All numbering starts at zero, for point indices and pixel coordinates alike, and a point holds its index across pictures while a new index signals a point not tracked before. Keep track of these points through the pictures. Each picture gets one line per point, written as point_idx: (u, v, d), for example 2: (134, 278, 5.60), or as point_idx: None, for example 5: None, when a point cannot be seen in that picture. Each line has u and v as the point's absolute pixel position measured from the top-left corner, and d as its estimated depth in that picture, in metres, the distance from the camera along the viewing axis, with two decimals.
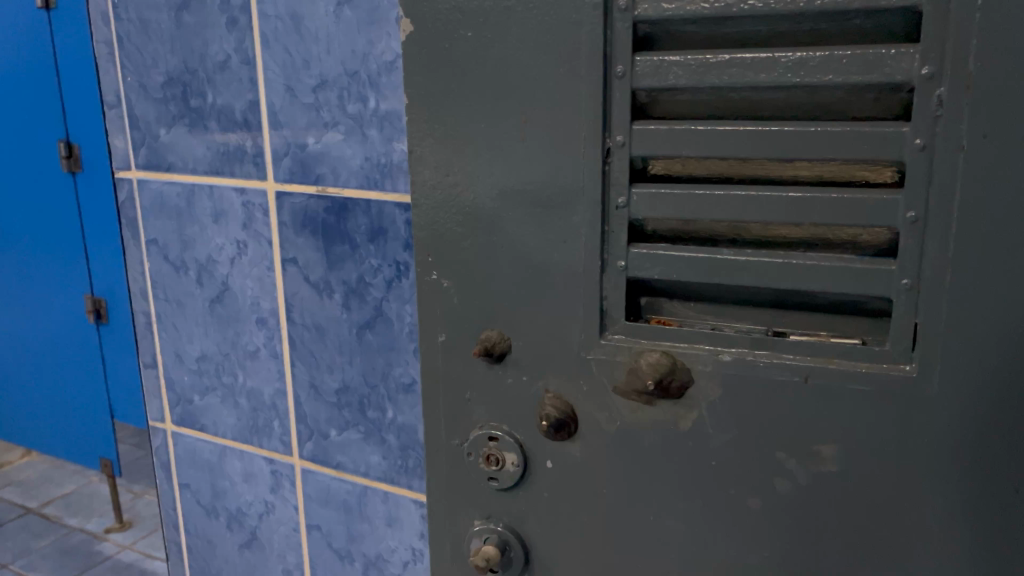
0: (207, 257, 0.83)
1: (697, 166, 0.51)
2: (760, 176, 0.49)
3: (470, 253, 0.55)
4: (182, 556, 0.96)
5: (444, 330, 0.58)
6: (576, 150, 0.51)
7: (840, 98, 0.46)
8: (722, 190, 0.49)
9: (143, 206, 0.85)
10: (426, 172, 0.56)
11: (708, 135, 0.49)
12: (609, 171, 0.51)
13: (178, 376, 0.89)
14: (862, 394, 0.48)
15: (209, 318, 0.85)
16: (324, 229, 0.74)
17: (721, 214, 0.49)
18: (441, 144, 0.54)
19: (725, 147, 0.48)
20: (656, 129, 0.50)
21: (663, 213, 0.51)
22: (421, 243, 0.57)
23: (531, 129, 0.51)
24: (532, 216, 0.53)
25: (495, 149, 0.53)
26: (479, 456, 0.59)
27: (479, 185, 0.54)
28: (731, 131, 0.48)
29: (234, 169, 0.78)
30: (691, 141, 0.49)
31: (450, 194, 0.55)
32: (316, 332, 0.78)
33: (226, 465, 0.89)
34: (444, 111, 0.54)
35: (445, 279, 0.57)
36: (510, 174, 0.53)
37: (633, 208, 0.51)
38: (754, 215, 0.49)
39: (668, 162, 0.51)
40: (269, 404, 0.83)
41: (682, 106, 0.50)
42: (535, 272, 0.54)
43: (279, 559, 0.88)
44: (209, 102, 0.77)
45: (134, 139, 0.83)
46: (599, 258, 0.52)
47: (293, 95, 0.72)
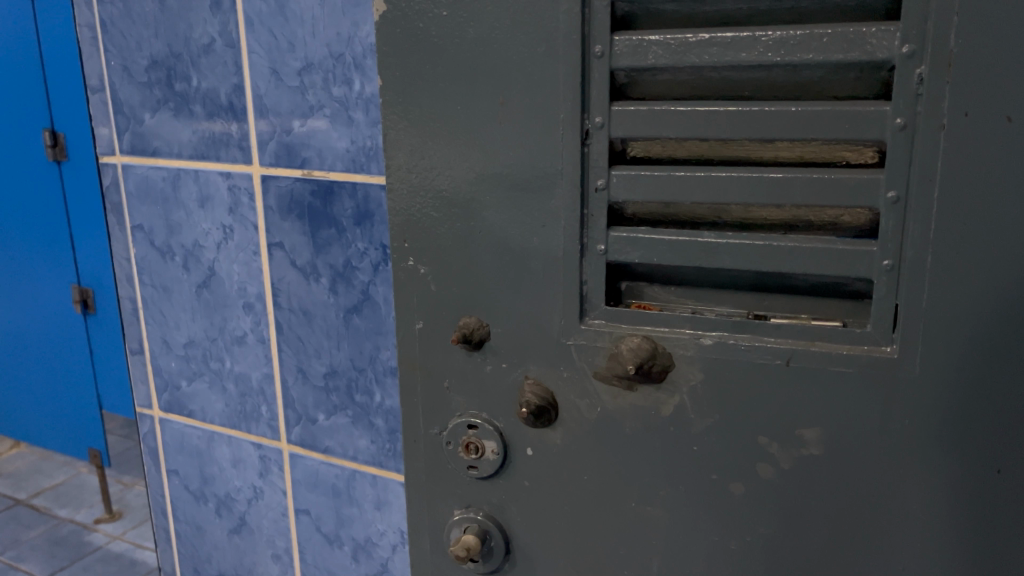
0: (193, 242, 0.82)
1: (678, 147, 0.50)
2: (741, 157, 0.49)
3: (449, 237, 0.55)
4: (171, 543, 0.96)
5: (421, 318, 0.57)
6: (555, 131, 0.50)
7: (821, 77, 0.46)
8: (703, 171, 0.49)
9: (129, 191, 0.84)
10: (404, 156, 0.55)
11: (688, 115, 0.48)
12: (589, 153, 0.50)
13: (164, 363, 0.88)
14: (844, 377, 0.47)
15: (196, 303, 0.84)
16: (311, 213, 0.74)
17: (702, 196, 0.49)
18: (421, 126, 0.54)
19: (705, 128, 0.48)
20: (636, 110, 0.49)
21: (643, 195, 0.50)
22: (397, 229, 0.56)
23: (509, 110, 0.51)
24: (511, 200, 0.52)
25: (473, 132, 0.52)
26: (458, 445, 0.58)
27: (458, 168, 0.53)
28: (711, 111, 0.47)
29: (220, 154, 0.77)
30: (671, 121, 0.48)
31: (427, 178, 0.55)
32: (302, 317, 0.77)
33: (215, 451, 0.88)
34: (422, 93, 0.53)
35: (422, 265, 0.56)
36: (488, 156, 0.52)
37: (612, 190, 0.51)
38: (735, 197, 0.48)
39: (648, 144, 0.51)
40: (257, 389, 0.83)
41: (662, 87, 0.49)
42: (514, 257, 0.53)
43: (269, 545, 0.87)
44: (194, 86, 0.76)
45: (118, 124, 0.82)
46: (579, 241, 0.52)
47: (278, 78, 0.72)
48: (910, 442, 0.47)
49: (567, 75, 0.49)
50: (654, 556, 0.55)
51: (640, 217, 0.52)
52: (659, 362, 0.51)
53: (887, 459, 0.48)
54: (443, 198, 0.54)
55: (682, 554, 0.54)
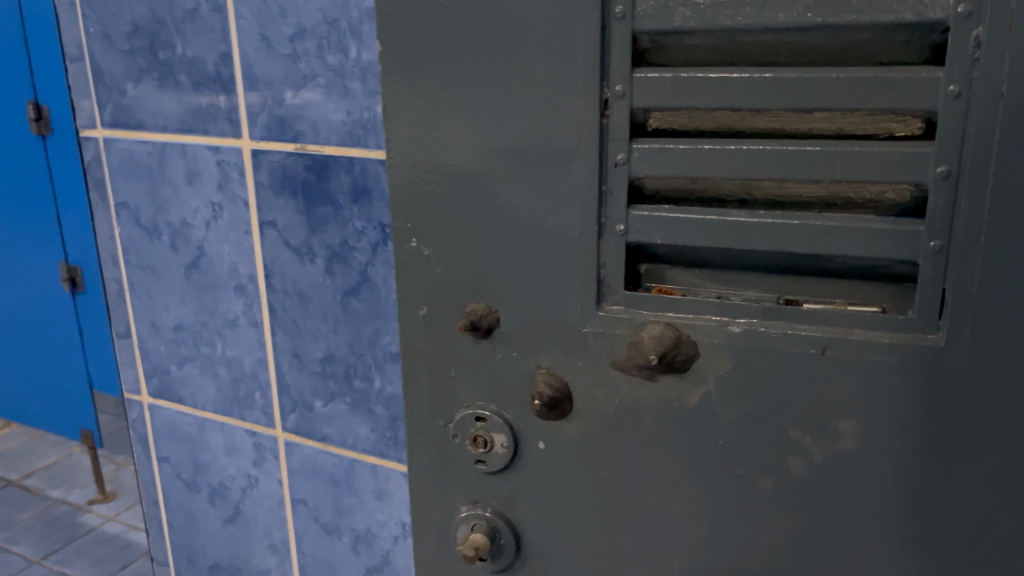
0: (181, 221, 0.78)
1: (705, 118, 0.46)
2: (775, 128, 0.45)
3: (455, 216, 0.51)
4: (163, 532, 0.92)
5: (425, 303, 0.53)
6: (572, 100, 0.46)
7: (865, 40, 0.42)
8: (732, 144, 0.45)
9: (111, 166, 0.80)
10: (406, 128, 0.51)
11: (718, 83, 0.44)
12: (608, 125, 0.47)
13: (153, 346, 0.84)
14: (885, 367, 0.44)
15: (185, 285, 0.80)
16: (305, 189, 0.69)
17: (731, 171, 0.45)
18: (423, 95, 0.49)
19: (736, 97, 0.44)
20: (660, 78, 0.45)
21: (666, 170, 0.47)
22: (399, 208, 0.52)
23: (521, 78, 0.47)
24: (523, 175, 0.48)
25: (481, 101, 0.48)
26: (465, 438, 0.55)
27: (463, 141, 0.49)
28: (743, 79, 0.43)
29: (208, 127, 0.73)
30: (698, 90, 0.45)
31: (431, 153, 0.50)
32: (297, 299, 0.73)
33: (208, 438, 0.84)
34: (426, 58, 0.49)
35: (426, 246, 0.52)
36: (498, 129, 0.48)
37: (634, 165, 0.47)
38: (768, 172, 0.44)
39: (673, 115, 0.47)
40: (251, 374, 0.79)
41: (688, 52, 0.45)
42: (526, 239, 0.49)
43: (265, 534, 0.84)
44: (179, 54, 0.72)
45: (99, 96, 0.77)
46: (598, 221, 0.48)
47: (269, 46, 0.67)
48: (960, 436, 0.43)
49: (586, 38, 0.45)
50: (676, 553, 0.52)
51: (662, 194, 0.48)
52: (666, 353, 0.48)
53: (929, 452, 0.44)
54: (449, 175, 0.50)
55: (706, 551, 0.51)
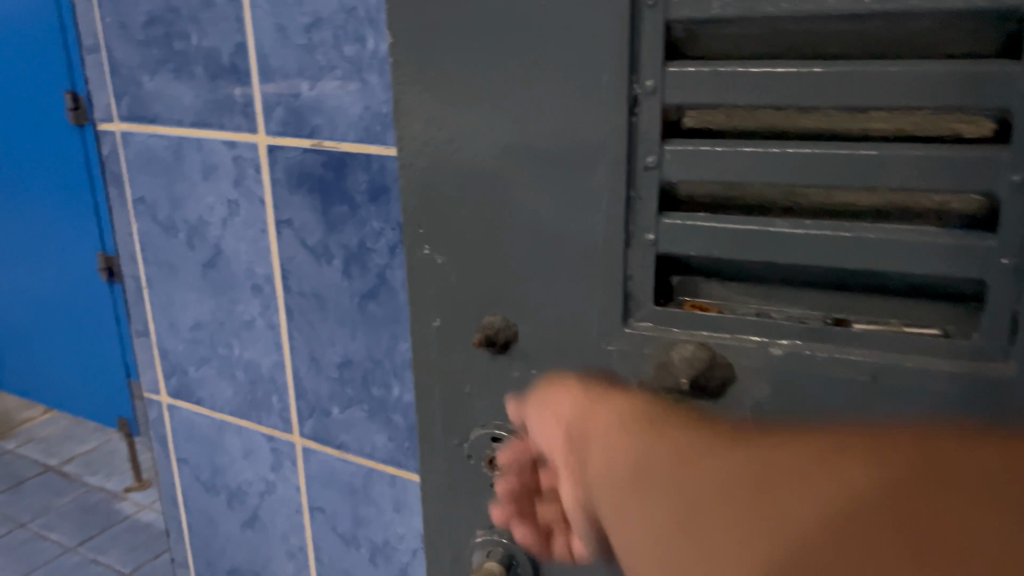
0: (198, 218, 0.75)
1: (746, 117, 0.42)
2: (824, 129, 0.40)
3: (470, 221, 0.47)
4: (182, 534, 0.90)
5: (438, 315, 0.50)
6: (598, 94, 0.42)
7: (929, 30, 0.37)
8: (775, 146, 0.40)
9: (129, 161, 0.77)
10: (416, 123, 0.47)
11: (761, 78, 0.39)
12: (637, 124, 0.42)
13: (172, 345, 0.82)
14: (945, 399, 0.39)
15: (202, 283, 0.77)
16: (322, 187, 0.66)
17: (774, 177, 0.40)
18: (435, 90, 0.46)
19: (782, 94, 0.39)
20: (696, 72, 0.41)
21: (701, 175, 0.42)
22: (410, 211, 0.49)
23: (541, 70, 0.43)
24: (544, 177, 0.45)
25: (499, 96, 0.44)
26: (481, 460, 0.51)
27: (479, 140, 0.46)
28: (789, 74, 0.39)
29: (224, 120, 0.70)
30: (739, 85, 0.40)
31: (444, 151, 0.47)
32: (315, 301, 0.70)
33: (226, 441, 0.82)
34: (438, 48, 0.45)
35: (438, 253, 0.49)
36: (516, 126, 0.44)
37: (665, 168, 0.43)
38: (816, 178, 0.40)
39: (709, 113, 0.42)
40: (268, 376, 0.76)
41: (728, 42, 0.41)
42: (546, 244, 0.45)
43: (283, 541, 0.82)
44: (194, 45, 0.69)
45: (116, 88, 0.75)
46: (625, 226, 0.44)
47: (285, 36, 0.64)
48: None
49: (613, 26, 0.41)
50: None
51: (696, 200, 0.44)
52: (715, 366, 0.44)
53: None
54: (464, 175, 0.47)
55: None
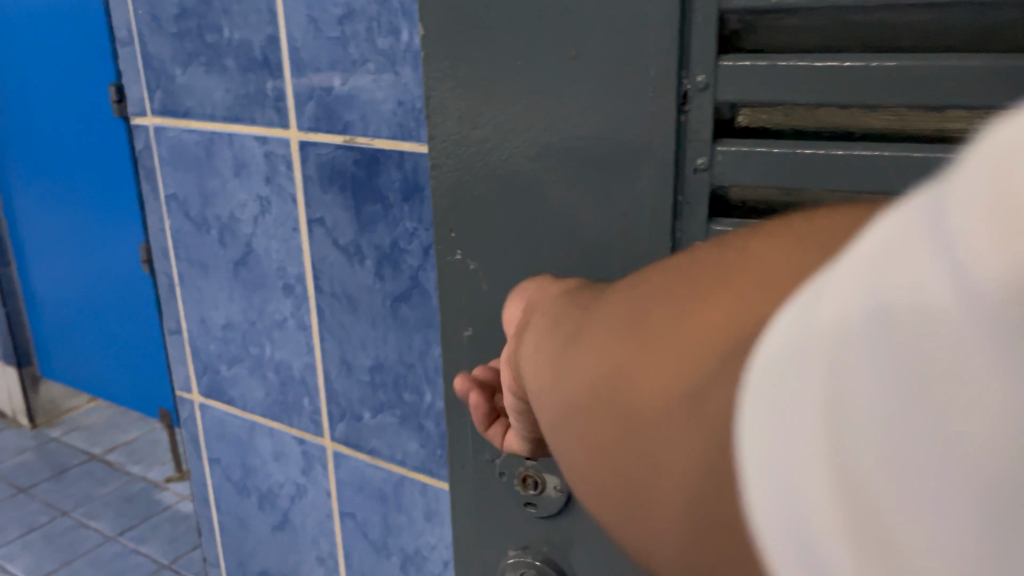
0: (229, 215, 0.73)
1: (807, 116, 0.39)
2: (893, 128, 0.37)
3: (504, 223, 0.47)
4: (214, 533, 0.89)
5: (469, 325, 0.49)
6: (642, 94, 0.40)
7: (1016, 21, 0.33)
8: (838, 147, 0.37)
9: (161, 156, 0.76)
10: (450, 124, 0.47)
11: (822, 73, 0.36)
12: (687, 122, 0.40)
13: (204, 344, 0.81)
14: None
15: (234, 282, 0.75)
16: (354, 185, 0.64)
17: (835, 181, 0.38)
18: (469, 87, 0.45)
19: (846, 91, 0.36)
20: (752, 66, 0.38)
21: (755, 177, 0.39)
22: (443, 214, 0.49)
23: (581, 67, 0.41)
24: (581, 180, 0.44)
25: (535, 94, 0.43)
26: (514, 478, 0.49)
27: (515, 140, 0.45)
28: (854, 69, 0.35)
29: (256, 115, 0.68)
30: (798, 81, 0.37)
31: (480, 152, 0.46)
32: (346, 302, 0.68)
33: (257, 442, 0.80)
34: (473, 47, 0.44)
35: (471, 259, 0.48)
36: (553, 126, 0.43)
37: (716, 170, 0.40)
38: (882, 183, 0.37)
39: (766, 112, 0.40)
40: (299, 378, 0.74)
41: (789, 34, 0.37)
42: (583, 251, 0.44)
43: (313, 546, 0.80)
44: (226, 37, 0.67)
45: (149, 82, 0.73)
46: (670, 234, 0.42)
47: (317, 28, 0.61)
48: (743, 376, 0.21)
49: (660, 21, 0.39)
50: None
51: (752, 206, 0.41)
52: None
53: None
54: (500, 177, 0.46)
55: None
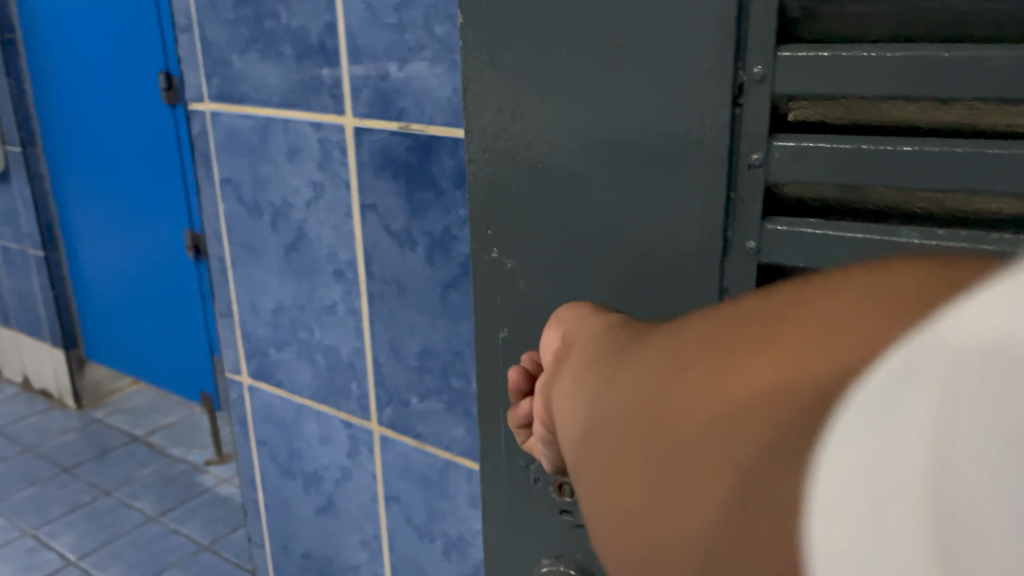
0: (282, 200, 0.74)
1: (871, 109, 0.39)
2: (965, 121, 0.37)
3: (541, 216, 0.50)
4: (259, 514, 0.91)
5: (505, 326, 0.54)
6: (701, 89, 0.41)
7: None
8: (898, 142, 0.37)
9: (217, 141, 0.77)
10: (491, 116, 0.50)
11: (886, 65, 0.36)
12: (741, 115, 0.41)
13: (253, 328, 0.82)
14: None
15: (285, 267, 0.76)
16: (407, 172, 0.64)
17: (895, 177, 0.37)
18: (508, 78, 0.48)
19: (910, 82, 0.36)
20: (813, 57, 0.38)
21: (814, 174, 0.40)
22: (483, 209, 0.52)
23: (624, 59, 0.43)
24: (621, 174, 0.46)
25: (576, 86, 0.45)
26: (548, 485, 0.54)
27: (553, 134, 0.47)
28: (919, 60, 0.35)
29: (311, 101, 0.68)
30: (861, 73, 0.37)
31: (521, 144, 0.49)
32: (396, 288, 0.68)
33: (303, 426, 0.81)
34: (513, 39, 0.47)
35: (507, 257, 0.52)
36: (592, 120, 0.46)
37: (772, 166, 0.41)
38: (947, 180, 0.36)
39: (823, 105, 0.40)
40: (347, 363, 0.75)
41: (852, 22, 0.37)
42: (629, 241, 0.46)
43: (357, 529, 0.81)
44: (283, 24, 0.68)
45: (206, 68, 0.75)
46: (722, 230, 0.43)
47: (373, 15, 0.62)
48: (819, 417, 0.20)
49: (719, 14, 0.40)
50: None
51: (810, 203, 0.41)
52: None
53: None
54: (541, 171, 0.49)
55: None
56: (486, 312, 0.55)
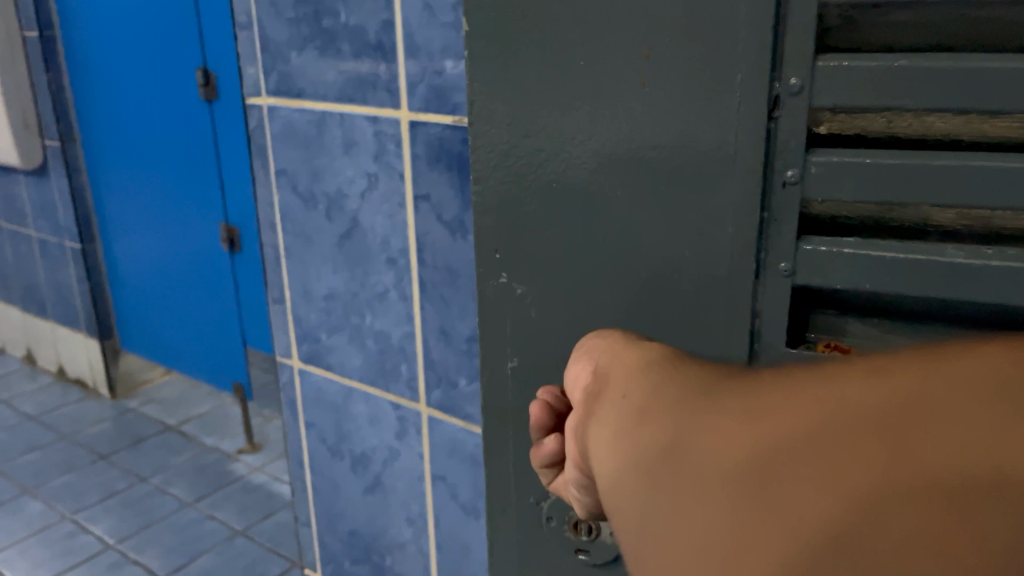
0: (337, 190, 0.77)
1: (909, 125, 0.43)
2: (1005, 135, 0.41)
3: (551, 231, 0.54)
4: (307, 493, 0.94)
5: (518, 346, 0.59)
6: (737, 107, 0.45)
7: None
8: (943, 158, 0.42)
9: (273, 134, 0.80)
10: (500, 133, 0.54)
11: (927, 78, 0.40)
12: (776, 129, 0.45)
13: (305, 313, 0.85)
14: None
15: (338, 255, 0.80)
16: (460, 163, 0.68)
17: (937, 195, 0.42)
18: (516, 93, 0.53)
19: (949, 95, 0.40)
20: (857, 69, 0.42)
21: (852, 189, 0.44)
22: (492, 232, 0.57)
23: (646, 76, 0.47)
24: (637, 191, 0.50)
25: (591, 104, 0.50)
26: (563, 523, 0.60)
27: (567, 152, 0.52)
28: (959, 70, 0.39)
29: (367, 96, 0.72)
30: (903, 85, 0.41)
31: (534, 161, 0.54)
32: (447, 275, 0.72)
33: (353, 407, 0.85)
34: (522, 56, 0.51)
35: (516, 278, 0.57)
36: (605, 139, 0.50)
37: (807, 181, 0.45)
38: (988, 200, 0.41)
39: (861, 120, 0.44)
40: (397, 347, 0.78)
41: (896, 30, 0.41)
42: (652, 260, 0.51)
43: (404, 507, 0.84)
44: (342, 22, 0.71)
45: (265, 64, 0.78)
46: (756, 251, 0.47)
47: (431, 14, 0.65)
48: (982, 549, 0.23)
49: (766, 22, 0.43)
50: None
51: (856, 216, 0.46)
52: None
53: None
54: (552, 192, 0.53)
55: None
56: (493, 343, 0.60)
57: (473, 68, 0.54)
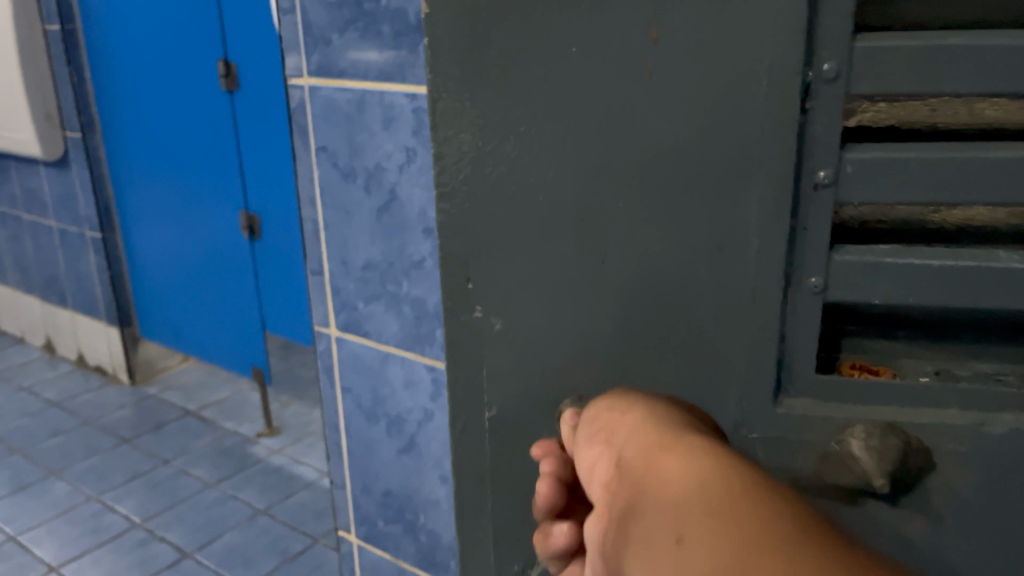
0: (375, 164, 0.82)
1: (939, 118, 0.47)
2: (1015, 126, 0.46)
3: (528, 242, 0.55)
4: (342, 457, 0.99)
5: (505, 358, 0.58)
6: (761, 109, 0.46)
7: None
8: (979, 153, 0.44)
9: (315, 113, 0.85)
10: (469, 137, 0.55)
11: (965, 62, 0.43)
12: (808, 119, 0.46)
13: (343, 283, 0.90)
14: None
15: (376, 226, 0.84)
16: None
17: (955, 192, 0.45)
18: (489, 98, 0.53)
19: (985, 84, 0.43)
20: (901, 51, 0.44)
21: (888, 186, 0.46)
22: (462, 253, 0.57)
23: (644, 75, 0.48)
24: (627, 199, 0.51)
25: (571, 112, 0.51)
26: None
27: (543, 163, 0.53)
28: (997, 57, 0.42)
29: (406, 74, 0.76)
30: (944, 71, 0.43)
31: (510, 170, 0.54)
32: None
33: (388, 372, 0.90)
34: (496, 63, 0.52)
35: (491, 299, 0.57)
36: (584, 149, 0.51)
37: (841, 180, 0.46)
38: (1000, 191, 0.44)
39: (899, 109, 0.47)
40: (433, 312, 0.83)
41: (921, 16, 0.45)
42: (656, 273, 0.51)
43: (437, 466, 0.89)
44: (383, 5, 0.76)
45: (307, 46, 0.83)
46: (785, 264, 0.48)
47: None
48: None
49: None
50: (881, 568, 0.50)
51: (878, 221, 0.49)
52: (832, 462, 0.48)
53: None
54: (524, 209, 0.54)
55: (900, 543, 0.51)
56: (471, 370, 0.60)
57: (441, 74, 0.55)
